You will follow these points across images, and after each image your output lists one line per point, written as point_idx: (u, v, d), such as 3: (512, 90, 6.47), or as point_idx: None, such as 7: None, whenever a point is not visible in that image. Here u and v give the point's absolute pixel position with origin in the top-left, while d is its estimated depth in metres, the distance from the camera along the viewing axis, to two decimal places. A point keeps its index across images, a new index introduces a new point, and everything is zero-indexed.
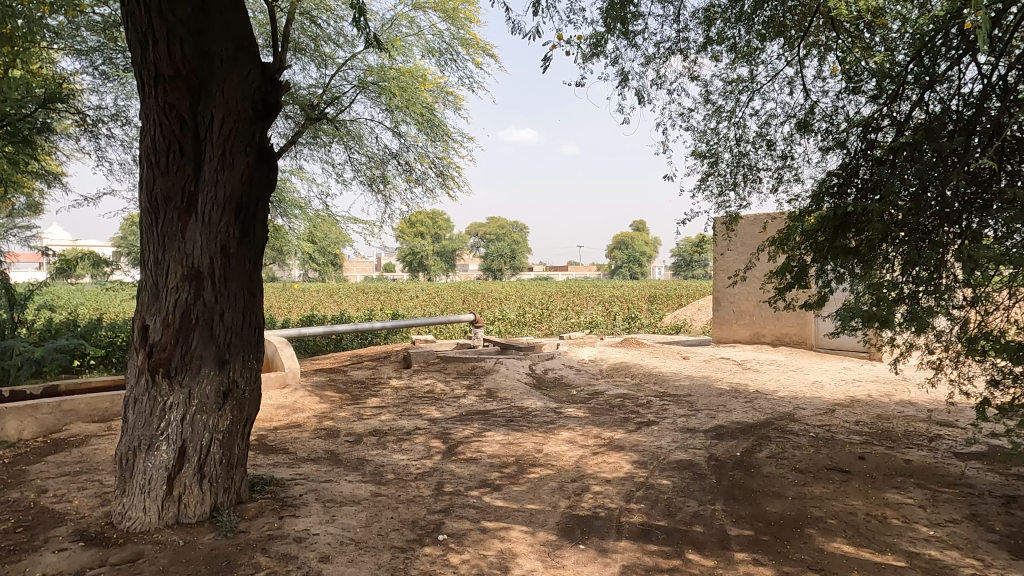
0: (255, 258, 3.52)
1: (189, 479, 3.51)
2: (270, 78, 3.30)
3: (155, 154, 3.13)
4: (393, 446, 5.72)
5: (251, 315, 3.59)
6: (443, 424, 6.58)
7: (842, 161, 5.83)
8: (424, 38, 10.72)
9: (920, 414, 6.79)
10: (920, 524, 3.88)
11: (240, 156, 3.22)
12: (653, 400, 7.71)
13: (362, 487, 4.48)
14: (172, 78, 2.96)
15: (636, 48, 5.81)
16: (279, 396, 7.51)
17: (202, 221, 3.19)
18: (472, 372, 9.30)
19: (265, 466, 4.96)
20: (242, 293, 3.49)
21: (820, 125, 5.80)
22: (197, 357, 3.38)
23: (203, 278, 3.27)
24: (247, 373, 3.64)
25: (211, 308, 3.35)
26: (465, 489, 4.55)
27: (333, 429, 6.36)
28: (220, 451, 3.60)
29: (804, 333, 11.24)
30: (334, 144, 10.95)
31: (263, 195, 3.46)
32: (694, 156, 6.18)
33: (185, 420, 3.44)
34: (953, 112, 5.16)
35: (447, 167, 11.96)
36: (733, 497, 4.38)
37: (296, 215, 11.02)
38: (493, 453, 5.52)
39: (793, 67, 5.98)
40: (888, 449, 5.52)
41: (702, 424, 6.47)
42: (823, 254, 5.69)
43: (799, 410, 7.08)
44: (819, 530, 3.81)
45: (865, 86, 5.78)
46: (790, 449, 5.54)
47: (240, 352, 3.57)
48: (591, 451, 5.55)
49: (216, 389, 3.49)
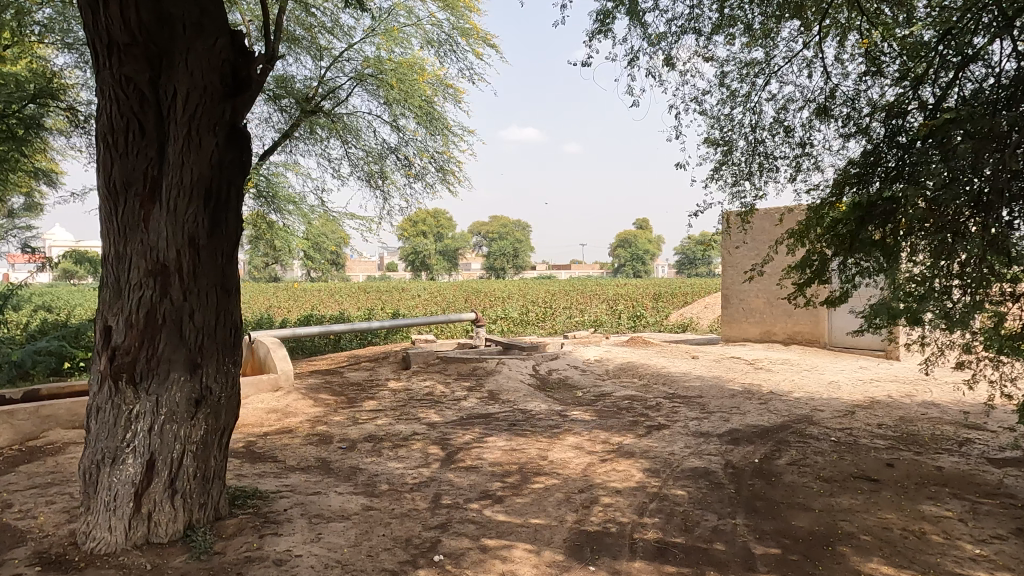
0: (230, 251, 3.17)
1: (159, 495, 3.19)
2: (240, 47, 2.93)
3: (111, 135, 2.78)
4: (389, 453, 5.39)
5: (226, 314, 3.25)
6: (442, 429, 6.25)
7: (863, 149, 5.47)
8: (423, 28, 10.42)
9: (947, 416, 6.43)
10: (964, 542, 3.52)
11: (209, 136, 2.87)
12: (663, 402, 7.37)
13: (353, 500, 4.15)
14: (128, 46, 2.62)
15: (648, 26, 5.46)
16: (271, 399, 7.19)
17: (167, 210, 2.86)
18: (473, 373, 8.96)
19: (249, 476, 4.63)
20: (215, 290, 3.14)
21: (840, 110, 5.45)
22: (165, 362, 3.06)
23: (169, 274, 2.94)
24: (222, 379, 3.31)
25: (179, 307, 3.01)
26: (463, 501, 4.20)
27: (325, 435, 6.03)
28: (194, 463, 3.28)
29: (817, 331, 10.87)
30: (330, 138, 10.60)
31: (235, 181, 3.11)
32: (706, 143, 5.84)
33: (153, 431, 3.12)
34: (989, 92, 4.74)
35: (447, 161, 11.64)
36: (755, 510, 4.03)
37: (291, 212, 10.66)
38: (495, 460, 5.18)
39: (810, 50, 5.63)
40: (916, 454, 5.16)
41: (716, 428, 6.13)
42: (846, 247, 5.34)
43: (817, 412, 6.72)
44: (853, 548, 3.46)
45: (889, 69, 5.42)
46: (811, 455, 5.19)
47: (215, 356, 3.23)
48: (600, 458, 5.20)
49: (187, 396, 3.16)
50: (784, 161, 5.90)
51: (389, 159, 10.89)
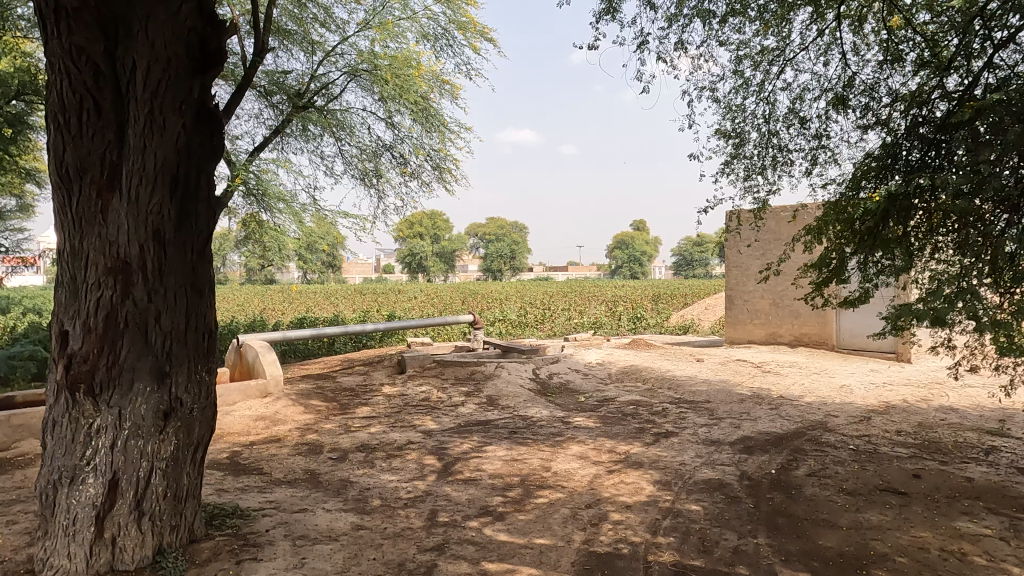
0: (200, 247, 2.85)
1: (124, 519, 2.87)
2: (209, 16, 2.61)
3: (62, 114, 2.46)
4: (382, 464, 5.07)
5: (197, 317, 2.93)
6: (438, 437, 5.92)
7: (883, 141, 5.18)
8: (419, 21, 10.12)
9: (968, 421, 6.14)
10: (1009, 564, 3.21)
11: (174, 116, 2.55)
12: (669, 407, 7.07)
13: (341, 518, 3.81)
14: (78, 11, 2.30)
15: (656, 8, 5.18)
16: (260, 406, 6.85)
17: (128, 199, 2.55)
18: (471, 378, 8.64)
19: (231, 491, 4.29)
20: (184, 290, 2.82)
21: (858, 100, 5.16)
22: (128, 370, 2.74)
23: (132, 272, 2.63)
24: (195, 389, 2.99)
25: (143, 309, 2.70)
26: (461, 519, 3.88)
27: (315, 444, 5.70)
28: (163, 482, 2.95)
29: (825, 333, 10.58)
30: (324, 136, 10.28)
31: (206, 168, 2.78)
32: (717, 135, 5.59)
33: (116, 447, 2.80)
34: (1018, 78, 4.46)
35: (443, 159, 11.33)
36: (777, 527, 3.72)
37: (281, 211, 10.30)
38: (495, 472, 4.86)
39: (826, 37, 5.35)
40: (942, 464, 4.86)
41: (727, 435, 5.83)
42: (866, 246, 5.03)
43: (831, 418, 6.42)
44: (889, 571, 3.15)
45: (909, 57, 5.14)
46: (830, 466, 4.89)
47: (185, 364, 2.91)
48: (606, 469, 4.89)
49: (154, 408, 2.84)
50: (799, 154, 5.63)
51: (383, 157, 10.58)
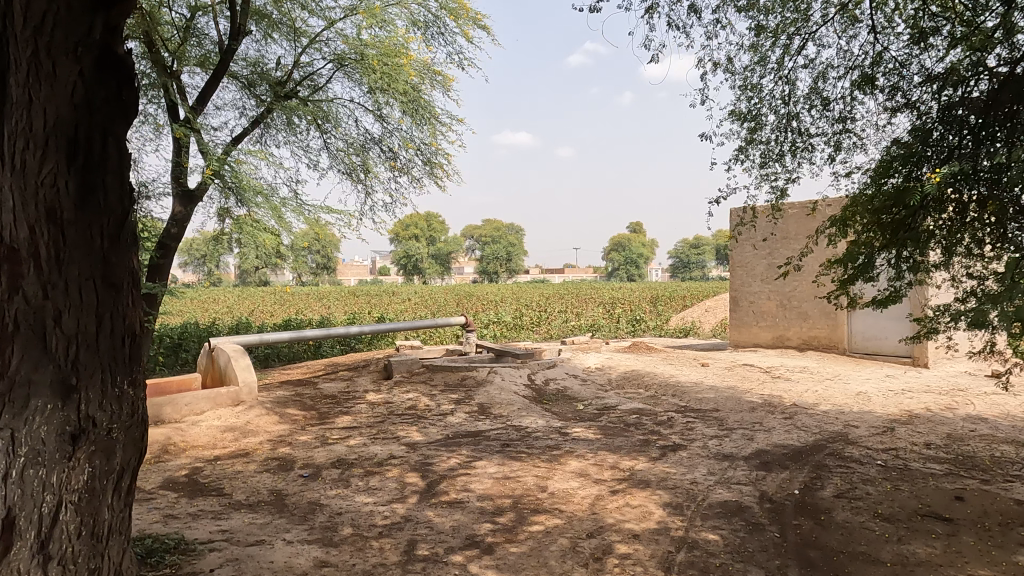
0: (112, 232, 2.36)
1: (26, 564, 2.23)
2: None
3: None
4: (358, 484, 4.52)
5: (113, 317, 2.40)
6: (424, 451, 5.38)
7: (912, 124, 4.72)
8: (408, 7, 9.61)
9: (1001, 433, 5.64)
10: None
11: (67, 61, 2.10)
12: (674, 417, 6.54)
13: (304, 552, 3.27)
14: None
15: None
16: (229, 415, 6.30)
17: (12, 167, 2.09)
18: (462, 384, 8.11)
19: (180, 518, 3.74)
20: (93, 282, 2.31)
21: (885, 78, 4.70)
22: (21, 384, 2.20)
23: (20, 259, 2.13)
24: (112, 405, 2.44)
25: (38, 308, 2.18)
26: (444, 552, 3.34)
27: (286, 460, 5.14)
28: (75, 519, 2.36)
29: (835, 336, 10.07)
30: (307, 127, 9.71)
31: (115, 131, 2.31)
32: (732, 119, 5.11)
33: (9, 479, 2.21)
34: None
35: (434, 154, 10.80)
36: (811, 563, 3.20)
37: (259, 205, 9.67)
38: (484, 492, 4.32)
39: (852, 10, 4.87)
40: (983, 483, 4.34)
41: (741, 449, 5.30)
42: (897, 240, 4.52)
43: (851, 429, 5.90)
44: None
45: (944, 32, 4.65)
46: (859, 485, 4.37)
47: (98, 376, 2.38)
48: (609, 489, 4.35)
49: (58, 430, 2.29)
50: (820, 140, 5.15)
51: (371, 150, 10.07)
